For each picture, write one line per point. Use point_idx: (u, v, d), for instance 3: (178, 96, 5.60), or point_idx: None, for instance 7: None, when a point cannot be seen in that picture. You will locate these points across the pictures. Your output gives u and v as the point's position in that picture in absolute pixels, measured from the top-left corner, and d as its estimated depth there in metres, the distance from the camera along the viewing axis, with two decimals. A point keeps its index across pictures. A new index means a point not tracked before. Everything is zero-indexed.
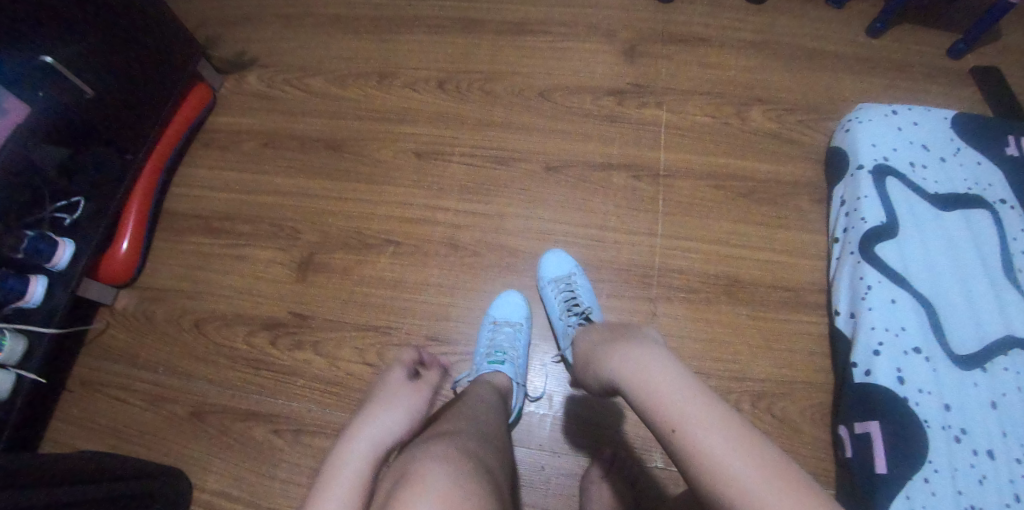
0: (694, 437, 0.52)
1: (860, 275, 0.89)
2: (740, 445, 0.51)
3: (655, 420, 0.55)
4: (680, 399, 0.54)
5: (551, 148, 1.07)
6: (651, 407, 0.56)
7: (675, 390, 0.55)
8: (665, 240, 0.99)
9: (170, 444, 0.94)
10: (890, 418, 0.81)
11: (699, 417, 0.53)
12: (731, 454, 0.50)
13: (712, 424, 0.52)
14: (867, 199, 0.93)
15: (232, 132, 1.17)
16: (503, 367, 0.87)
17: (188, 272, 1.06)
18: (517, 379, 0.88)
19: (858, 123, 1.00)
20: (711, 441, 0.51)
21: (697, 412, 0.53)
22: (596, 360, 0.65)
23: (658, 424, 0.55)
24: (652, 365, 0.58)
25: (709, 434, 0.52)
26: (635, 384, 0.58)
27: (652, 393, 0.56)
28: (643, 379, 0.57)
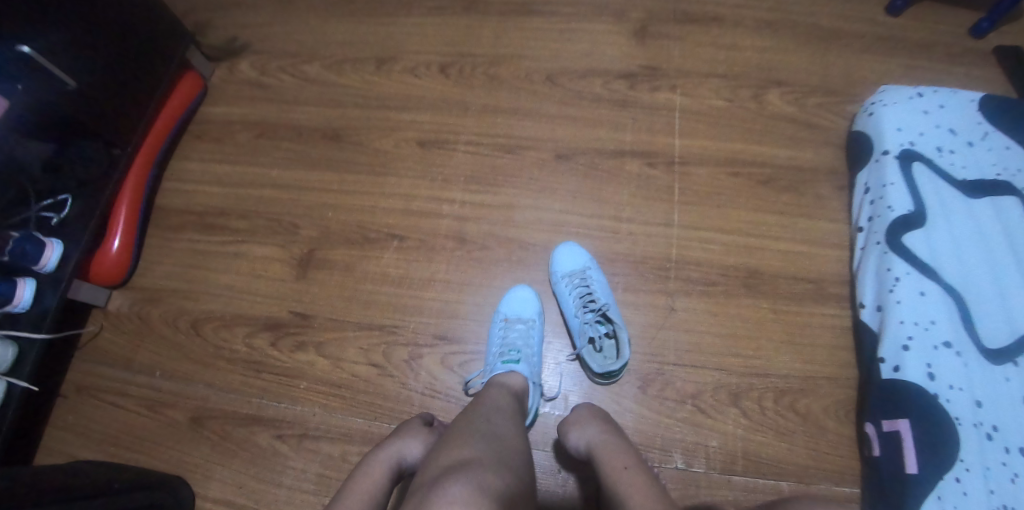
0: (639, 493, 0.60)
1: (887, 266, 0.85)
2: (653, 494, 0.60)
3: (608, 477, 0.63)
4: (634, 466, 0.64)
5: (561, 135, 1.03)
6: (609, 466, 0.65)
7: (634, 463, 0.65)
8: (682, 230, 0.95)
9: (170, 452, 0.91)
10: (920, 416, 0.77)
11: (645, 481, 0.61)
12: (645, 495, 0.59)
13: (652, 490, 0.60)
14: (894, 186, 0.89)
15: (225, 123, 1.12)
16: (518, 367, 0.83)
17: (183, 271, 1.02)
18: (534, 378, 0.84)
19: (882, 106, 0.96)
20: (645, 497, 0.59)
21: (646, 476, 0.62)
22: (577, 427, 0.75)
23: (610, 478, 0.63)
24: (611, 434, 0.71)
25: (649, 493, 0.60)
26: (603, 447, 0.69)
27: (614, 457, 0.66)
28: (610, 449, 0.67)
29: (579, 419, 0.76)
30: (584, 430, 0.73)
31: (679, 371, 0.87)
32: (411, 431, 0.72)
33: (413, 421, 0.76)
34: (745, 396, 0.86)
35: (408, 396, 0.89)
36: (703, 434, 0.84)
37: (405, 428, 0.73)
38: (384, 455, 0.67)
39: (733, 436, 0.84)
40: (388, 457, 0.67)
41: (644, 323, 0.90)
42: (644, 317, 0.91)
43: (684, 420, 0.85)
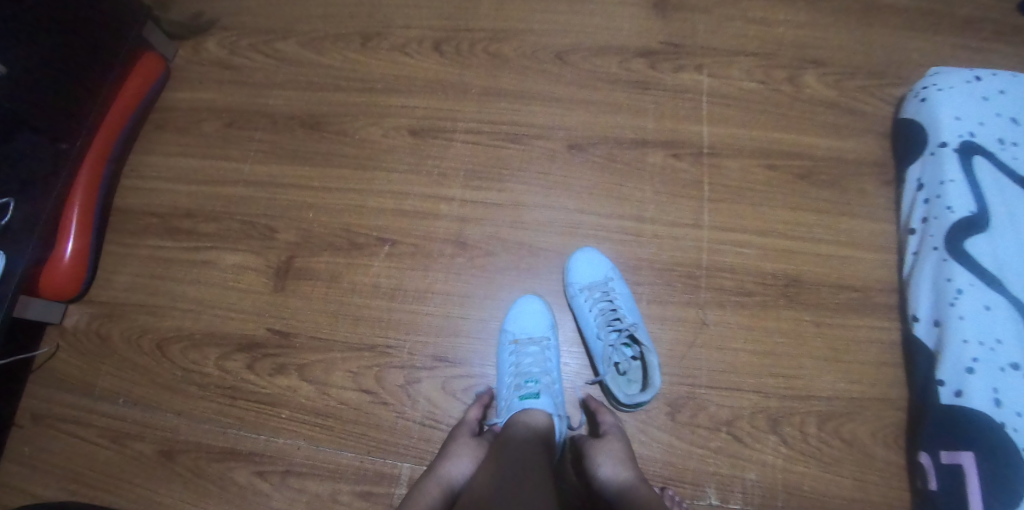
0: None
1: (947, 276, 0.75)
2: None
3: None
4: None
5: (573, 122, 0.90)
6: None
7: None
8: (712, 232, 0.84)
9: (138, 490, 0.80)
10: (985, 448, 0.68)
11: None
12: None
13: None
14: (954, 184, 0.79)
15: (191, 111, 0.98)
16: (539, 402, 0.72)
17: (147, 282, 0.90)
18: (558, 411, 0.74)
19: (937, 91, 0.84)
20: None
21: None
22: (608, 454, 0.68)
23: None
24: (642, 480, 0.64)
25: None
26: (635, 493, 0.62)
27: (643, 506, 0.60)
28: (639, 495, 0.62)
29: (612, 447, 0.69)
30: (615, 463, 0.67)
31: (711, 395, 0.78)
32: (460, 449, 0.68)
33: (460, 432, 0.71)
34: (785, 422, 0.77)
35: (405, 426, 0.79)
36: (739, 466, 0.75)
37: (452, 444, 0.69)
38: (433, 485, 0.64)
39: (772, 467, 0.75)
40: (438, 486, 0.63)
41: (671, 340, 0.80)
42: (671, 333, 0.81)
43: (717, 450, 0.76)
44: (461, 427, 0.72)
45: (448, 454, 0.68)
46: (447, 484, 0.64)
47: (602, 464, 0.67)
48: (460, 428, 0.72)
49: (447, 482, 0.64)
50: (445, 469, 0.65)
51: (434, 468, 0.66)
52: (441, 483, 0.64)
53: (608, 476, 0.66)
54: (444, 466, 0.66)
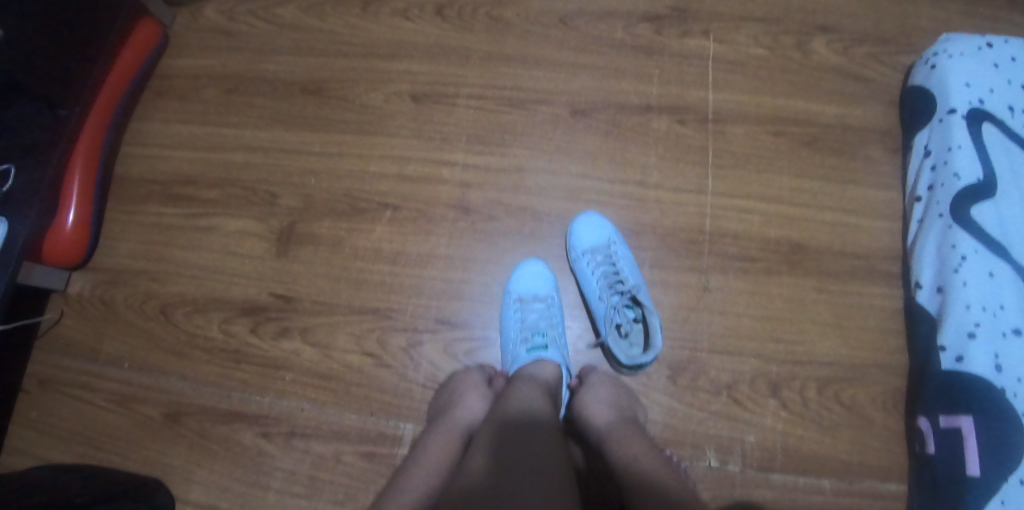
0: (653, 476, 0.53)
1: (951, 243, 0.75)
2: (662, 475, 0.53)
3: (624, 460, 0.56)
4: (656, 453, 0.57)
5: (577, 87, 0.89)
6: (626, 448, 0.57)
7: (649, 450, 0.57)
8: (716, 198, 0.84)
9: (146, 452, 0.81)
10: (985, 411, 0.69)
11: (669, 469, 0.54)
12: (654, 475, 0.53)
13: (670, 477, 0.53)
14: (961, 150, 0.78)
15: (191, 77, 0.97)
16: (547, 354, 0.74)
17: (150, 249, 0.90)
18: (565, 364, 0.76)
19: (947, 57, 0.83)
20: (667, 485, 0.51)
21: (667, 465, 0.55)
22: (591, 403, 0.67)
23: (626, 459, 0.56)
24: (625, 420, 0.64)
25: (671, 483, 0.52)
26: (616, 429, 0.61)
27: (631, 443, 0.58)
28: (628, 434, 0.60)
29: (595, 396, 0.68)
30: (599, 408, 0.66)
31: (713, 359, 0.78)
32: (472, 394, 0.68)
33: (469, 379, 0.71)
34: (786, 386, 0.77)
35: (408, 389, 0.80)
36: (738, 429, 0.76)
37: (464, 388, 0.69)
38: (450, 426, 0.63)
39: (771, 430, 0.76)
40: (456, 427, 0.63)
41: (673, 305, 0.81)
42: (674, 298, 0.81)
43: (717, 413, 0.77)
44: (469, 375, 0.72)
45: (460, 400, 0.67)
46: (464, 424, 0.64)
47: (589, 412, 0.66)
48: (467, 375, 0.72)
49: (464, 423, 0.63)
50: (459, 410, 0.65)
51: (449, 412, 0.66)
52: (458, 423, 0.63)
53: (597, 422, 0.64)
54: (458, 409, 0.65)
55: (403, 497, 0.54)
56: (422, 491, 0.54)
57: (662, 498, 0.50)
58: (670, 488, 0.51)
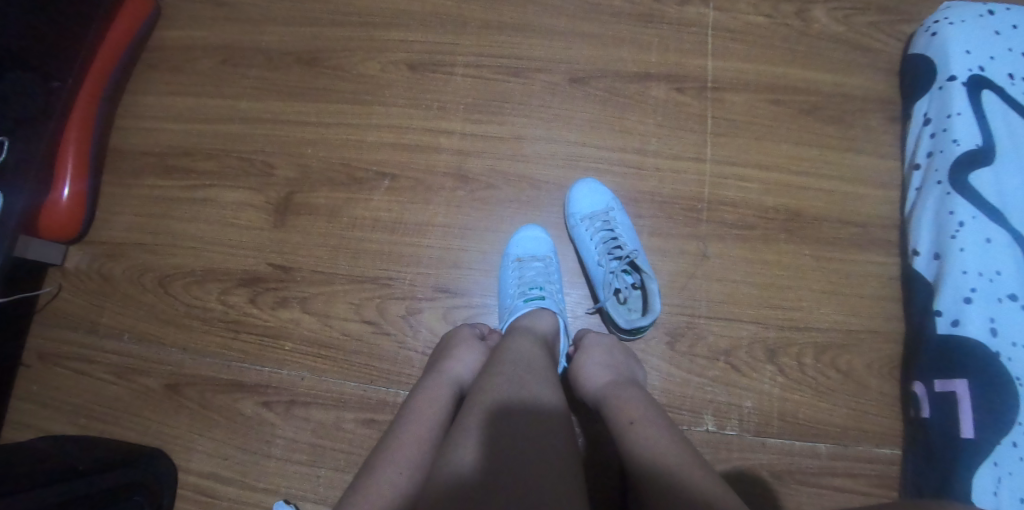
0: (654, 444, 0.52)
1: (949, 209, 0.75)
2: (662, 442, 0.52)
3: (620, 421, 0.56)
4: (652, 411, 0.57)
5: (576, 55, 0.89)
6: (622, 410, 0.58)
7: (648, 415, 0.56)
8: (714, 166, 0.84)
9: (147, 423, 0.82)
10: (980, 375, 0.69)
11: (664, 425, 0.54)
12: (654, 445, 0.52)
13: (671, 440, 0.52)
14: (961, 117, 0.78)
15: (182, 48, 0.95)
16: (545, 304, 0.75)
17: (147, 222, 0.89)
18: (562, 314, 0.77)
19: (949, 24, 0.82)
20: (664, 442, 0.52)
21: (663, 421, 0.55)
22: (589, 372, 0.67)
23: (622, 420, 0.56)
24: (625, 385, 0.63)
25: (669, 445, 0.52)
26: (615, 394, 0.61)
27: (628, 404, 0.58)
28: (624, 394, 0.60)
29: (592, 364, 0.68)
30: (597, 378, 0.65)
31: (710, 325, 0.79)
32: (464, 349, 0.68)
33: (462, 335, 0.72)
34: (783, 352, 0.78)
35: (407, 356, 0.80)
36: (735, 394, 0.77)
37: (456, 343, 0.70)
38: (441, 381, 0.63)
39: (768, 395, 0.77)
40: (447, 380, 0.63)
41: (671, 272, 0.81)
42: (672, 265, 0.81)
43: (715, 379, 0.77)
44: (462, 332, 0.73)
45: (452, 355, 0.68)
46: (456, 378, 0.64)
47: (586, 376, 0.67)
48: (460, 331, 0.73)
49: (455, 378, 0.64)
50: (451, 365, 0.66)
51: (440, 365, 0.66)
52: (450, 377, 0.64)
53: (595, 387, 0.64)
54: (450, 363, 0.66)
55: (394, 454, 0.54)
56: (414, 446, 0.55)
57: (659, 456, 0.50)
58: (667, 447, 0.51)
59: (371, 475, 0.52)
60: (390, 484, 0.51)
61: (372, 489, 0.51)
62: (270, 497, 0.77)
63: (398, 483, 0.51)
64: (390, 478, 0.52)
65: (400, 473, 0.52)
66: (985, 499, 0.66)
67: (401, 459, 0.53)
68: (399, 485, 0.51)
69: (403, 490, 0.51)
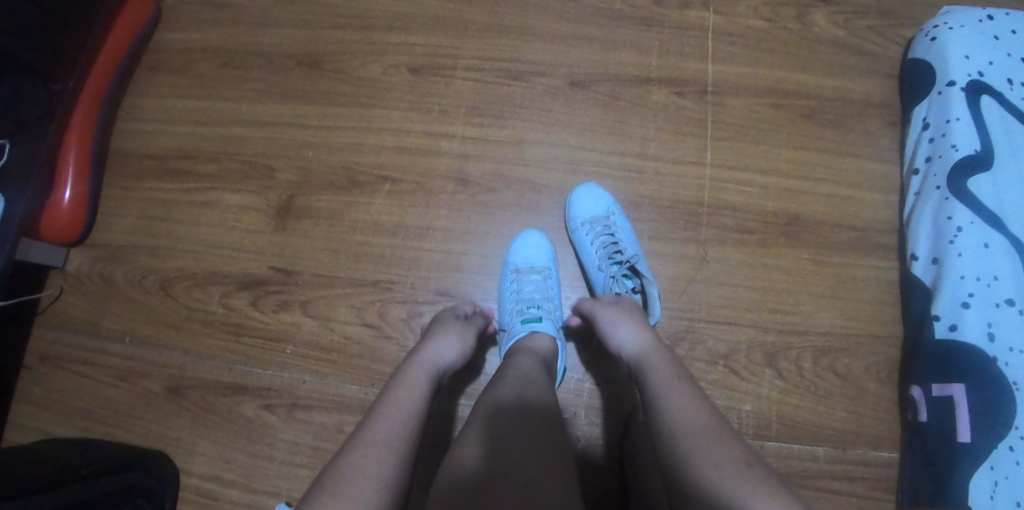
0: (688, 413, 0.52)
1: (947, 214, 0.76)
2: (697, 412, 0.52)
3: (654, 386, 0.57)
4: (685, 379, 0.57)
5: (576, 59, 0.89)
6: (656, 375, 0.58)
7: (682, 382, 0.56)
8: (714, 170, 0.84)
9: (149, 425, 0.82)
10: (977, 379, 0.70)
11: (697, 394, 0.55)
12: (689, 414, 0.52)
13: (705, 409, 0.53)
14: (959, 122, 0.78)
15: (183, 51, 0.95)
16: (541, 325, 0.74)
17: (148, 225, 0.89)
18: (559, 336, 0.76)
19: (948, 29, 0.82)
20: (698, 413, 0.53)
21: (696, 390, 0.56)
22: (621, 330, 0.66)
23: (656, 386, 0.56)
24: (655, 349, 0.62)
25: (702, 412, 0.53)
26: (648, 360, 0.61)
27: (663, 372, 0.58)
28: (658, 361, 0.60)
29: (623, 323, 0.67)
30: (627, 337, 0.65)
31: (710, 329, 0.79)
32: (444, 335, 0.70)
33: (446, 321, 0.73)
34: (782, 356, 0.78)
35: None
36: (735, 398, 0.77)
37: (437, 329, 0.71)
38: (420, 366, 0.64)
39: (767, 399, 0.77)
40: (426, 365, 0.64)
41: (672, 276, 0.81)
42: (672, 269, 0.81)
43: (714, 383, 0.78)
44: (444, 319, 0.74)
45: (431, 340, 0.69)
46: (435, 364, 0.65)
47: (615, 335, 0.66)
48: (443, 315, 0.75)
49: (435, 365, 0.65)
50: (430, 350, 0.67)
51: (418, 351, 0.67)
52: (429, 362, 0.65)
53: (626, 348, 0.64)
54: (430, 348, 0.67)
55: (374, 432, 0.54)
56: (393, 426, 0.55)
57: (693, 426, 0.51)
58: (700, 417, 0.52)
59: (348, 453, 0.51)
60: (369, 462, 0.50)
61: (350, 466, 0.50)
62: (271, 499, 0.78)
63: (379, 462, 0.51)
64: (371, 456, 0.51)
65: (379, 451, 0.52)
66: (981, 503, 0.67)
67: (380, 438, 0.53)
68: (379, 464, 0.51)
69: (383, 469, 0.50)
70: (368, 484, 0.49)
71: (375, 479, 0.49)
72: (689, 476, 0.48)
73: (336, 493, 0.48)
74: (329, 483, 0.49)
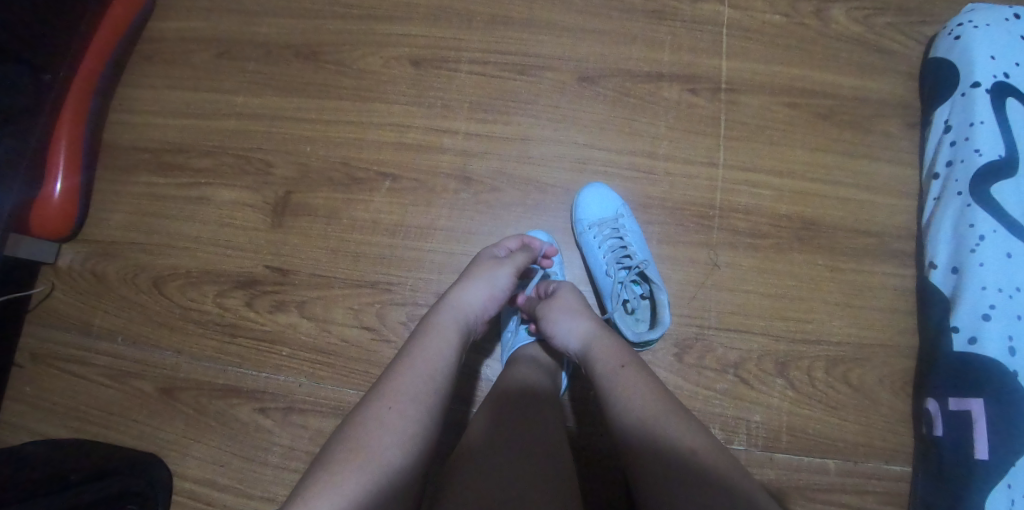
0: (640, 402, 0.52)
1: (969, 222, 0.73)
2: (647, 400, 0.53)
3: (603, 377, 0.56)
4: (634, 364, 0.57)
5: (585, 53, 0.85)
6: (603, 365, 0.57)
7: (629, 368, 0.56)
8: (727, 171, 0.81)
9: (141, 427, 0.80)
10: (997, 394, 0.68)
11: (646, 376, 0.55)
12: (640, 404, 0.52)
13: (655, 394, 0.53)
14: (983, 126, 0.75)
15: (178, 40, 0.92)
16: None
17: (141, 221, 0.87)
18: None
19: (973, 28, 0.79)
20: (649, 396, 0.53)
21: (644, 371, 0.56)
22: (560, 325, 0.64)
23: (606, 378, 0.56)
24: (601, 336, 0.61)
25: (652, 401, 0.53)
26: (596, 349, 0.59)
27: (613, 361, 0.57)
28: (606, 350, 0.59)
29: (561, 318, 0.64)
30: (569, 330, 0.63)
31: (719, 336, 0.77)
32: (476, 279, 0.65)
33: (483, 261, 0.68)
34: (793, 366, 0.76)
35: None
36: (744, 408, 0.75)
37: (472, 272, 0.66)
38: (449, 318, 0.61)
39: (778, 410, 0.75)
40: (455, 318, 0.61)
41: (681, 281, 0.79)
42: (682, 274, 0.79)
43: (723, 392, 0.76)
44: (478, 262, 0.68)
45: (460, 289, 0.64)
46: (464, 316, 0.62)
47: (554, 334, 0.64)
48: (479, 256, 0.69)
49: (462, 319, 0.61)
50: (459, 299, 0.63)
51: (447, 300, 0.63)
52: (458, 315, 0.61)
53: (570, 343, 0.62)
54: (458, 297, 0.63)
55: (397, 385, 0.51)
56: (419, 381, 0.52)
57: (646, 411, 0.51)
58: (651, 401, 0.53)
59: (369, 407, 0.49)
60: (391, 418, 0.48)
61: (371, 421, 0.48)
62: (266, 505, 0.76)
63: (404, 417, 0.48)
64: (394, 411, 0.49)
65: (404, 405, 0.49)
66: None
67: (404, 393, 0.50)
68: (409, 417, 0.49)
69: (407, 423, 0.48)
70: (395, 439, 0.47)
71: (403, 433, 0.47)
72: (645, 464, 0.48)
73: (358, 449, 0.45)
74: (353, 437, 0.47)
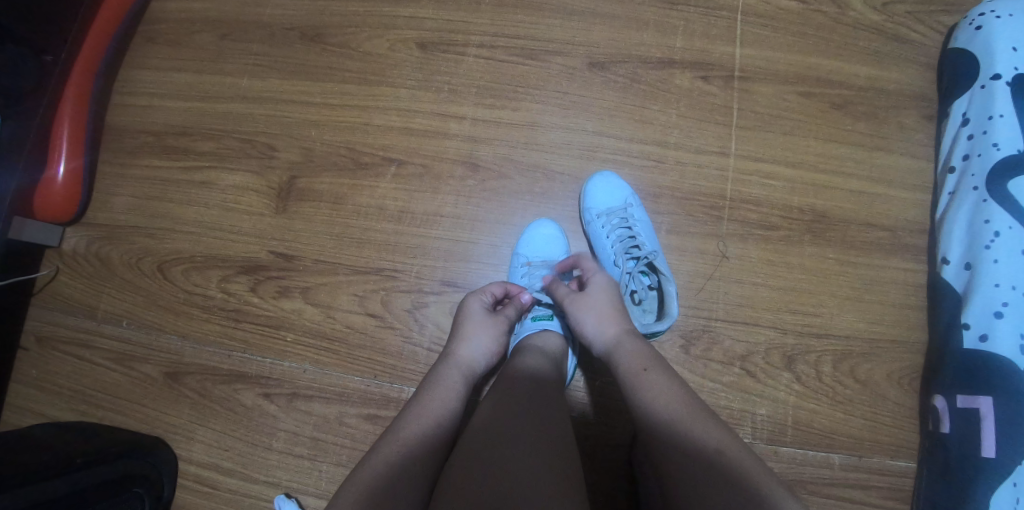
0: (664, 403, 0.52)
1: (985, 217, 0.72)
2: (671, 400, 0.53)
3: (626, 377, 0.56)
4: (656, 365, 0.56)
5: (595, 38, 0.84)
6: (625, 366, 0.57)
7: (652, 370, 0.56)
8: (739, 161, 0.80)
9: (146, 411, 0.80)
10: (1007, 393, 0.67)
11: (670, 378, 0.55)
12: (664, 405, 0.52)
13: (679, 394, 0.53)
14: (1003, 119, 0.73)
15: (180, 20, 0.90)
16: (552, 324, 0.71)
17: (145, 204, 0.86)
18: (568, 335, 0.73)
19: (995, 18, 0.77)
20: (672, 398, 0.53)
21: (667, 373, 0.56)
22: (584, 321, 0.62)
23: (630, 378, 0.56)
24: (623, 336, 0.60)
25: (676, 401, 0.53)
26: (618, 349, 0.59)
27: (635, 360, 0.57)
28: (629, 349, 0.58)
29: (586, 313, 0.63)
30: (593, 328, 0.62)
31: (727, 329, 0.76)
32: (475, 331, 0.64)
33: (474, 311, 0.66)
34: (801, 360, 0.75)
35: (413, 351, 0.78)
36: (749, 401, 0.75)
37: (468, 322, 0.65)
38: (453, 370, 0.61)
39: (783, 403, 0.75)
40: (458, 370, 0.61)
41: (690, 272, 0.78)
42: (690, 265, 0.78)
43: (729, 385, 0.75)
44: (470, 301, 0.68)
45: (460, 335, 0.64)
46: (467, 370, 0.62)
47: (581, 329, 0.63)
48: (467, 303, 0.67)
49: (464, 365, 0.61)
50: (462, 353, 0.63)
51: (449, 353, 0.63)
52: (461, 368, 0.61)
53: (593, 340, 0.62)
54: (461, 352, 0.63)
55: (405, 428, 0.54)
56: (425, 427, 0.54)
57: (670, 414, 0.52)
58: (674, 403, 0.53)
59: (377, 451, 0.52)
60: (395, 462, 0.50)
61: (378, 465, 0.50)
62: (271, 490, 0.76)
63: (409, 460, 0.51)
64: (401, 453, 0.51)
65: (411, 450, 0.51)
66: None
67: (410, 440, 0.52)
68: (414, 460, 0.51)
69: (411, 464, 0.50)
70: (399, 479, 0.49)
71: (407, 475, 0.49)
72: (672, 463, 0.49)
73: (366, 488, 0.48)
74: (363, 477, 0.49)
